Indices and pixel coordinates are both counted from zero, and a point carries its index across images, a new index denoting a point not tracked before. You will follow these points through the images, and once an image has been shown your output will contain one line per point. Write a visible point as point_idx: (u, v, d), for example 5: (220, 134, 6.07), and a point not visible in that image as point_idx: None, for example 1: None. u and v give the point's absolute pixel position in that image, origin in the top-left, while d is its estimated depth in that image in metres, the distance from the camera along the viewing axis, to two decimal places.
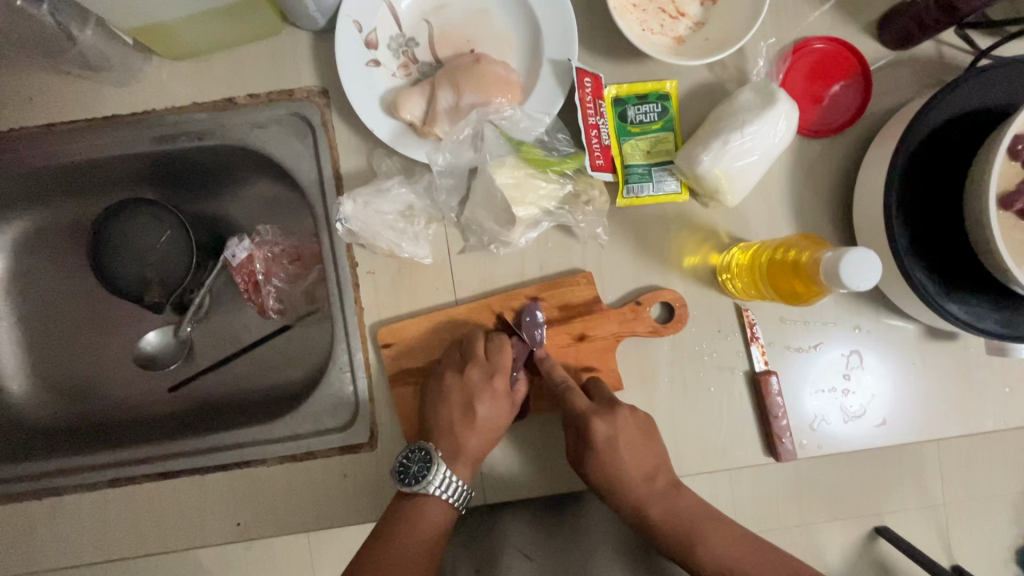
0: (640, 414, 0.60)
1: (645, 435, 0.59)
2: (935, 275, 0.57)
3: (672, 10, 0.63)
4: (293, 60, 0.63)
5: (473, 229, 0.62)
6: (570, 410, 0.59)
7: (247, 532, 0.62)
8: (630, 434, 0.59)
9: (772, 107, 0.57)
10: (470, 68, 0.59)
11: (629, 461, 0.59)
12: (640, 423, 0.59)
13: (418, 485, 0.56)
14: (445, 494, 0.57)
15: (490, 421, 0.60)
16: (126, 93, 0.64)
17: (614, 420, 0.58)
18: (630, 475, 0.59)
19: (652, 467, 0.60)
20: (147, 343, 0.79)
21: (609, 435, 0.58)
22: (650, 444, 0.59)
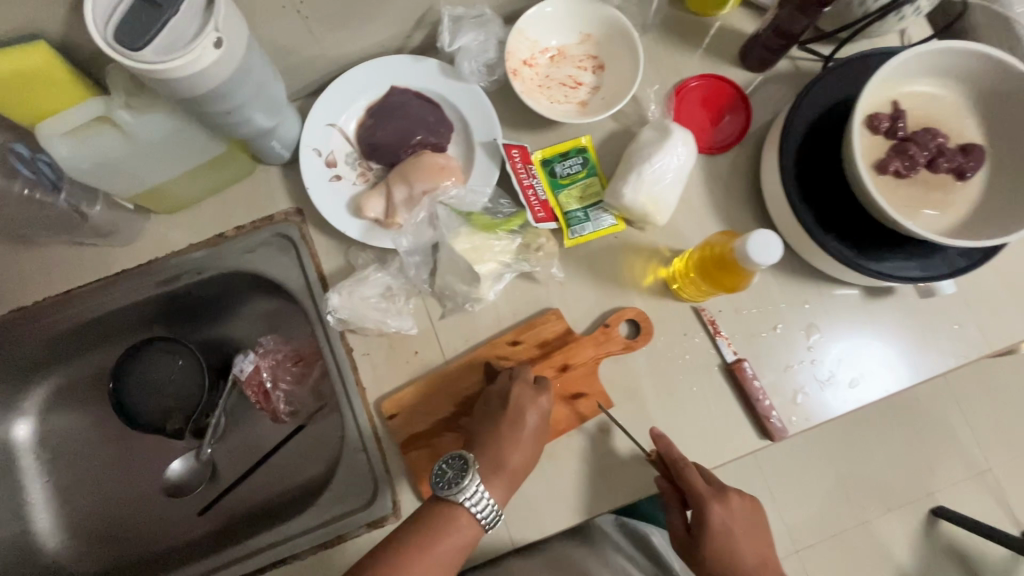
0: (744, 499, 0.65)
1: (752, 524, 0.65)
2: (846, 241, 0.66)
3: (571, 82, 0.76)
4: (269, 191, 0.75)
5: (448, 295, 0.70)
6: (691, 486, 0.63)
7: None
8: (740, 522, 0.64)
9: (668, 138, 0.68)
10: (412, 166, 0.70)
11: (745, 546, 0.64)
12: (748, 510, 0.65)
13: (453, 492, 0.58)
14: (474, 509, 0.58)
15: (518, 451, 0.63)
16: (133, 249, 0.74)
17: (726, 505, 0.63)
18: (744, 563, 0.63)
19: (762, 552, 0.65)
20: (171, 471, 0.84)
21: (723, 520, 0.63)
22: (753, 519, 0.65)
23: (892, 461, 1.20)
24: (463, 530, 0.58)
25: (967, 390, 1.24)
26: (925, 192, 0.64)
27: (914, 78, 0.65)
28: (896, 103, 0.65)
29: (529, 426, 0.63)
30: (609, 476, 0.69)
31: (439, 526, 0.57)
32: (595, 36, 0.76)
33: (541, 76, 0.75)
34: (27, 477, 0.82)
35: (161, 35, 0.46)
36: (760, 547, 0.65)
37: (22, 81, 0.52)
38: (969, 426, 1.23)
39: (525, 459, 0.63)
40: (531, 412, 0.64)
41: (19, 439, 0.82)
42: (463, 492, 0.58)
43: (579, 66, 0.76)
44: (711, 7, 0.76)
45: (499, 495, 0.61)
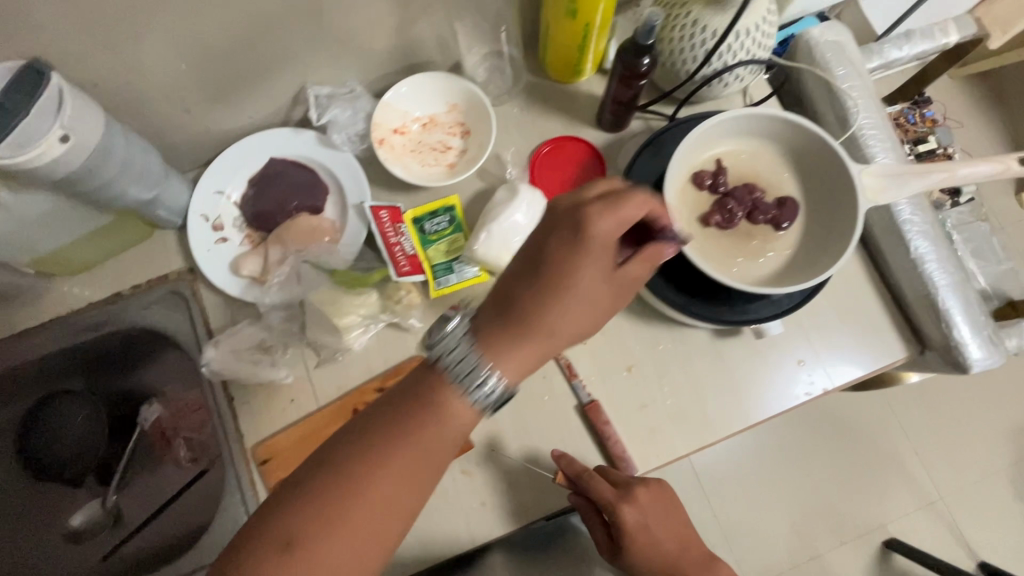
0: (651, 489, 0.69)
1: (667, 509, 0.69)
2: (679, 288, 0.71)
3: (441, 147, 0.83)
4: (165, 253, 0.82)
5: (320, 345, 0.76)
6: (598, 496, 0.67)
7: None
8: (650, 514, 0.68)
9: (515, 199, 0.75)
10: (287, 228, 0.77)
11: (659, 532, 0.68)
12: (657, 498, 0.69)
13: (436, 356, 0.53)
14: (351, 444, 0.49)
15: (458, 406, 0.52)
16: (41, 307, 0.82)
17: (633, 502, 0.67)
18: (661, 546, 0.68)
19: (679, 530, 0.70)
20: (73, 520, 0.86)
21: (637, 516, 0.67)
22: (663, 505, 0.69)
23: (843, 489, 1.40)
24: (457, 404, 0.52)
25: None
26: (746, 242, 0.70)
27: (730, 137, 0.72)
28: (718, 161, 0.72)
29: (562, 314, 0.53)
30: (471, 517, 0.72)
31: (433, 403, 0.52)
32: (461, 105, 0.84)
33: (412, 143, 0.83)
34: None
35: (11, 134, 0.52)
36: (675, 525, 0.70)
37: None
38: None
39: (441, 446, 0.51)
40: (509, 351, 0.52)
41: None
42: (468, 388, 0.52)
43: (447, 132, 0.84)
44: (565, 76, 0.84)
45: (509, 373, 0.53)
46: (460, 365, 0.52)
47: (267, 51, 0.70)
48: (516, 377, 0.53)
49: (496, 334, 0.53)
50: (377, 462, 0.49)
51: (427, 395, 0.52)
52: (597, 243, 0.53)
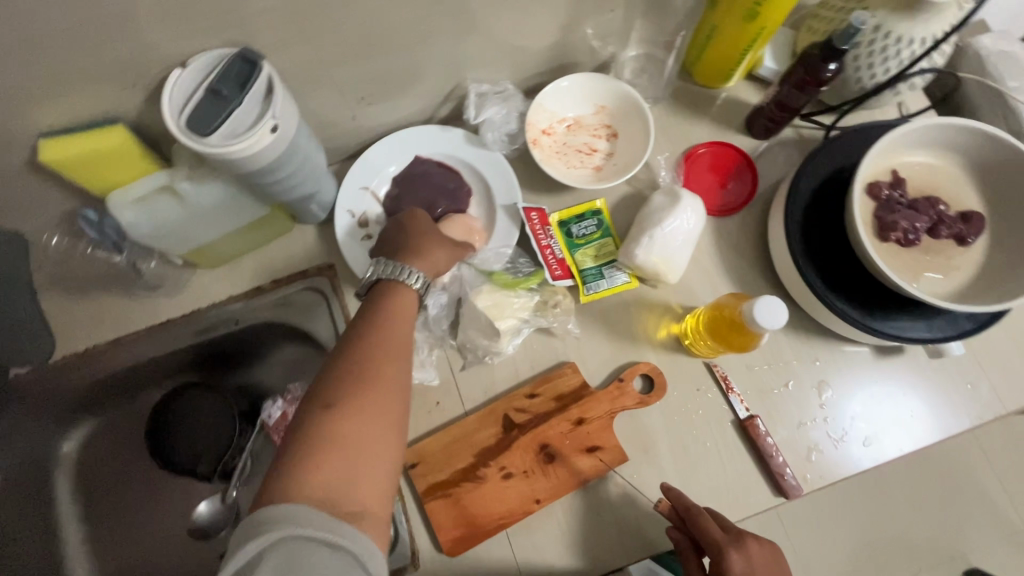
0: (764, 546, 0.62)
1: (775, 567, 0.61)
2: (853, 302, 0.69)
3: (587, 149, 0.81)
4: (305, 248, 0.81)
5: (469, 348, 0.74)
6: (705, 534, 0.62)
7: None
8: (760, 567, 0.60)
9: (678, 205, 0.73)
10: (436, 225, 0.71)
11: None
12: (768, 556, 0.61)
13: (398, 275, 0.60)
14: (405, 278, 0.60)
15: (402, 329, 0.55)
16: (177, 299, 0.79)
17: (745, 553, 0.60)
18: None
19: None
20: (197, 513, 0.86)
21: (744, 567, 0.59)
22: (773, 568, 0.61)
23: None
24: (398, 298, 0.58)
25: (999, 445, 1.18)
26: (926, 257, 0.68)
27: (910, 149, 0.69)
28: (895, 172, 0.69)
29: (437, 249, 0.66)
30: (622, 528, 0.71)
31: (383, 313, 0.56)
32: (609, 107, 0.82)
33: (559, 143, 0.81)
34: (61, 516, 0.84)
35: (225, 123, 0.53)
36: None
37: (94, 156, 0.58)
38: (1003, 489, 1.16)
39: (403, 337, 0.55)
40: (402, 296, 0.59)
41: (57, 479, 0.85)
42: (402, 273, 0.60)
43: (593, 134, 0.82)
44: (717, 80, 0.82)
45: (426, 270, 0.63)
46: (390, 269, 0.60)
47: (441, 48, 0.69)
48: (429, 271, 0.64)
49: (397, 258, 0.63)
50: (359, 403, 0.48)
51: (374, 309, 0.57)
52: (430, 265, 0.65)
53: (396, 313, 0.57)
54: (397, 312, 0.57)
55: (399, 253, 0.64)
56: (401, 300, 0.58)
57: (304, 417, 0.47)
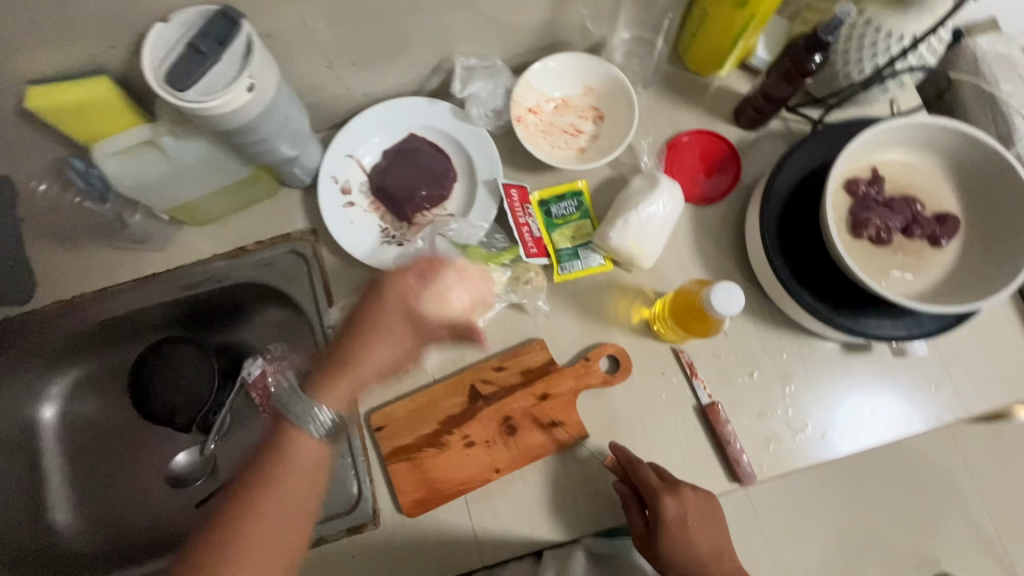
0: (700, 492, 0.68)
1: (707, 511, 0.67)
2: (820, 297, 0.69)
3: (572, 130, 0.82)
4: (288, 212, 0.82)
5: (441, 319, 0.76)
6: (643, 482, 0.67)
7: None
8: (695, 510, 0.66)
9: (655, 190, 0.73)
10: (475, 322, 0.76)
11: (700, 536, 0.65)
12: (703, 501, 0.67)
13: (298, 420, 0.66)
14: (308, 424, 0.66)
15: (304, 449, 0.65)
16: (164, 255, 0.82)
17: (680, 497, 0.66)
18: (697, 553, 0.65)
19: (720, 542, 0.66)
20: (174, 463, 0.89)
21: (677, 512, 0.65)
22: (707, 511, 0.67)
23: None
24: (302, 445, 0.65)
25: None
26: (897, 256, 0.68)
27: (891, 147, 0.69)
28: (874, 169, 0.69)
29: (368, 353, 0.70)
30: (578, 502, 0.73)
31: (284, 469, 0.64)
32: (597, 89, 0.82)
33: (545, 123, 0.82)
34: (45, 456, 0.88)
35: (200, 80, 0.54)
36: (716, 537, 0.66)
37: (73, 109, 0.60)
38: None
39: (300, 483, 0.64)
40: (304, 445, 0.65)
41: (43, 420, 0.88)
42: (304, 414, 0.66)
43: (580, 115, 0.82)
44: (708, 67, 0.82)
45: (334, 403, 0.67)
46: (297, 410, 0.65)
47: (428, 19, 0.69)
48: (338, 406, 0.67)
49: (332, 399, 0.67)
50: (249, 514, 0.61)
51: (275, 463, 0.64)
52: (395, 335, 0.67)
53: (299, 450, 0.65)
54: (302, 451, 0.65)
55: (327, 371, 0.71)
56: (297, 443, 0.65)
57: (205, 531, 0.61)
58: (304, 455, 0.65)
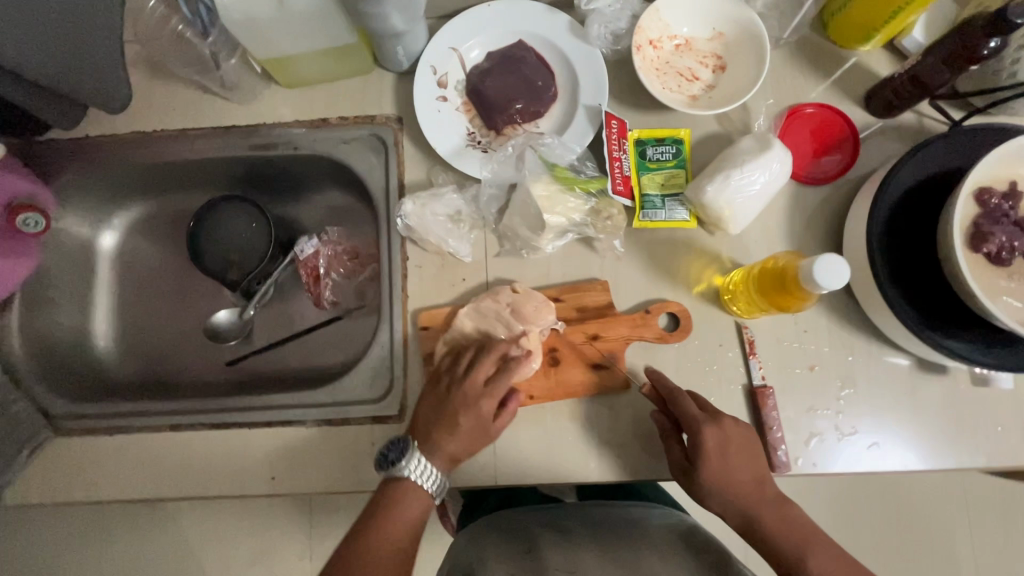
0: (741, 424, 0.66)
1: (749, 443, 0.66)
2: (913, 303, 0.65)
3: (689, 74, 0.76)
4: (378, 94, 0.79)
5: (509, 236, 0.74)
6: (682, 412, 0.66)
7: (314, 485, 0.71)
8: (734, 442, 0.65)
9: (767, 151, 0.68)
10: (518, 286, 0.72)
11: (737, 465, 0.64)
12: (744, 433, 0.66)
13: (393, 469, 0.65)
14: (420, 480, 0.65)
15: (413, 503, 0.65)
16: (246, 109, 0.80)
17: (720, 428, 0.65)
18: (737, 483, 0.65)
19: (762, 470, 0.66)
20: (216, 318, 0.91)
21: (720, 442, 0.64)
22: (748, 446, 0.65)
23: None
24: (410, 500, 0.65)
25: None
26: (1010, 280, 0.63)
27: None
28: (1014, 183, 0.63)
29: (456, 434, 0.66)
30: (602, 450, 0.71)
31: (392, 513, 0.64)
32: (726, 36, 0.76)
33: (661, 60, 0.76)
34: (97, 282, 0.91)
35: None
36: (758, 470, 0.65)
37: None
38: None
39: (405, 529, 0.64)
40: (414, 500, 0.65)
41: (104, 245, 0.92)
42: (419, 475, 0.65)
43: (700, 61, 0.76)
44: (854, 37, 0.75)
45: (440, 466, 0.67)
46: (408, 467, 0.65)
47: None
48: (447, 469, 0.67)
49: (421, 440, 0.67)
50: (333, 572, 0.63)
51: (386, 507, 0.65)
52: (442, 454, 0.66)
53: (410, 513, 0.65)
54: (410, 509, 0.65)
55: (423, 436, 0.67)
56: (409, 505, 0.65)
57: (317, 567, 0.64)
58: (415, 509, 0.65)
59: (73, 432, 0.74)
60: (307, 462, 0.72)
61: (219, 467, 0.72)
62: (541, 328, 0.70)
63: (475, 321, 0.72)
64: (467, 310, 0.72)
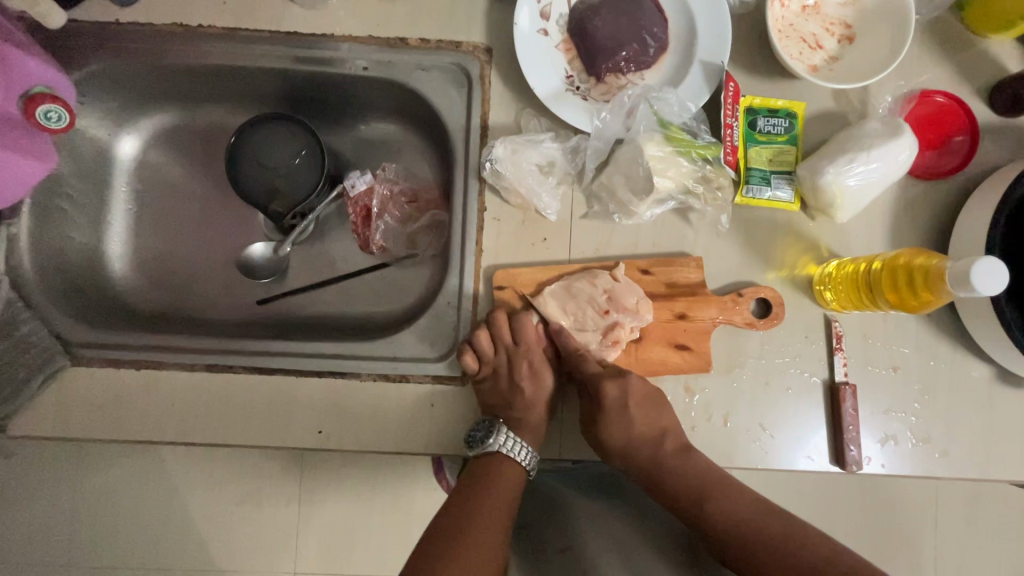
0: (646, 382, 0.64)
1: (654, 405, 0.63)
2: (1020, 315, 0.63)
3: (813, 42, 0.70)
4: (466, 18, 0.70)
5: (602, 197, 0.67)
6: (585, 373, 0.65)
7: (367, 443, 0.65)
8: (638, 397, 0.63)
9: (898, 138, 0.63)
10: (619, 269, 0.66)
11: (639, 418, 0.62)
12: (646, 387, 0.64)
13: (483, 446, 0.61)
14: (513, 454, 0.62)
15: (508, 478, 0.61)
16: (312, 16, 0.70)
17: (625, 384, 0.62)
18: (635, 432, 0.62)
19: (662, 426, 0.63)
20: (250, 251, 0.82)
21: (619, 398, 0.62)
22: (649, 400, 0.63)
23: None
24: (506, 470, 0.61)
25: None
26: None
27: None
28: None
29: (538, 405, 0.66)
30: None
31: (489, 491, 0.59)
32: (861, 4, 0.69)
33: (786, 22, 0.69)
34: (113, 196, 0.80)
35: None
36: (663, 420, 0.63)
37: None
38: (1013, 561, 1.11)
39: (505, 504, 0.58)
40: (507, 470, 0.61)
41: (122, 154, 0.80)
42: (513, 450, 0.62)
43: (827, 28, 0.70)
44: (994, 25, 0.69)
45: (530, 438, 0.65)
46: (503, 443, 0.61)
47: None
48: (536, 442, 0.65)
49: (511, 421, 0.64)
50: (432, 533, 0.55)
51: (481, 486, 0.59)
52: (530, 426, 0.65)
53: (503, 484, 0.60)
54: (501, 479, 0.60)
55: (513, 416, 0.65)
56: (502, 476, 0.61)
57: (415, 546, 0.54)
58: (507, 487, 0.60)
59: (93, 363, 0.66)
60: (360, 418, 0.66)
61: (261, 415, 0.66)
62: (636, 322, 0.64)
63: (563, 303, 0.66)
64: (556, 287, 0.66)
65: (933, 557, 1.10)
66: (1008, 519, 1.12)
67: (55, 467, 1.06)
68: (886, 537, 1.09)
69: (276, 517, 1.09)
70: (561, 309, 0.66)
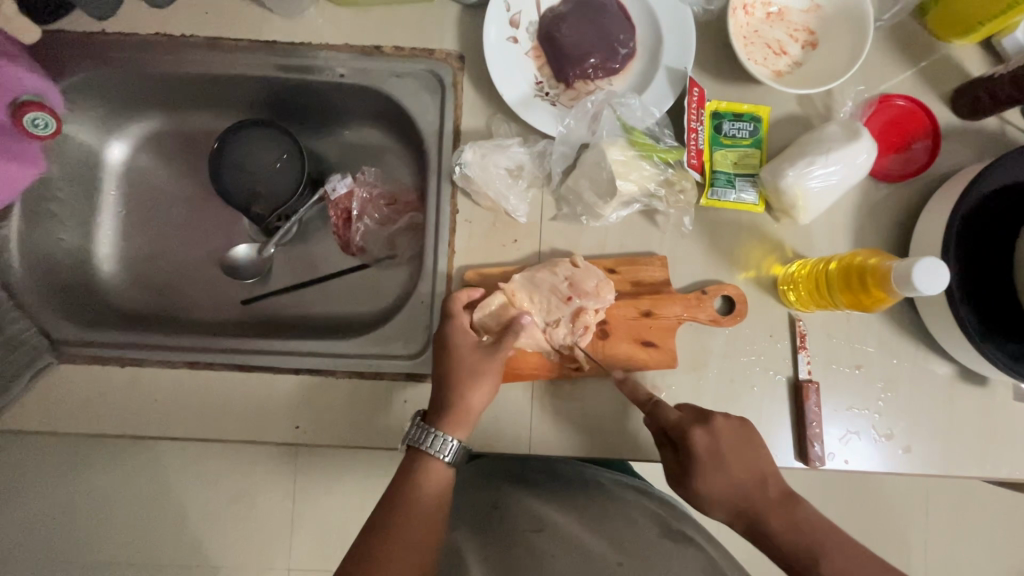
0: (733, 420, 0.62)
1: (744, 443, 0.61)
2: (977, 315, 0.64)
3: (777, 48, 0.71)
4: (440, 26, 0.72)
5: (570, 200, 0.69)
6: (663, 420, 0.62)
7: (340, 439, 0.67)
8: (728, 441, 0.60)
9: (856, 142, 0.64)
10: (579, 257, 0.68)
11: (735, 469, 0.59)
12: (736, 431, 0.61)
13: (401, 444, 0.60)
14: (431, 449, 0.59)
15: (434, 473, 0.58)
16: (291, 25, 0.72)
17: (712, 430, 0.60)
18: (738, 481, 0.59)
19: (761, 472, 0.60)
20: (235, 252, 0.85)
21: (709, 444, 0.60)
22: (746, 445, 0.61)
23: None
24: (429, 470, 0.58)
25: (1013, 524, 1.13)
26: None
27: None
28: None
29: (479, 394, 0.61)
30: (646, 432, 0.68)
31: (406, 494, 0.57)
32: (823, 11, 0.71)
33: (750, 29, 0.71)
34: (103, 199, 0.83)
35: None
36: (760, 466, 0.60)
37: None
38: (1001, 563, 1.12)
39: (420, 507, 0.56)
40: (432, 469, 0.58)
41: (111, 158, 0.83)
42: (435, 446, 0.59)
43: (791, 35, 0.72)
44: (957, 30, 0.70)
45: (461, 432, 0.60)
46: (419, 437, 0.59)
47: None
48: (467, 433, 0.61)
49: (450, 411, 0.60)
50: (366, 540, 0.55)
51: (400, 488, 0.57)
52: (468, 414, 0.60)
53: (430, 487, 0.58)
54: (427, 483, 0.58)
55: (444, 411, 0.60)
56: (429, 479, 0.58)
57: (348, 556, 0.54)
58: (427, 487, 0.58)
59: (79, 359, 0.68)
60: (337, 413, 0.68)
61: (238, 411, 0.68)
62: (599, 305, 0.66)
63: (528, 293, 0.67)
64: (518, 278, 0.67)
65: (921, 559, 1.11)
66: (994, 517, 1.12)
67: (53, 461, 1.09)
68: (871, 532, 1.11)
69: (263, 512, 1.11)
70: (526, 299, 0.67)
